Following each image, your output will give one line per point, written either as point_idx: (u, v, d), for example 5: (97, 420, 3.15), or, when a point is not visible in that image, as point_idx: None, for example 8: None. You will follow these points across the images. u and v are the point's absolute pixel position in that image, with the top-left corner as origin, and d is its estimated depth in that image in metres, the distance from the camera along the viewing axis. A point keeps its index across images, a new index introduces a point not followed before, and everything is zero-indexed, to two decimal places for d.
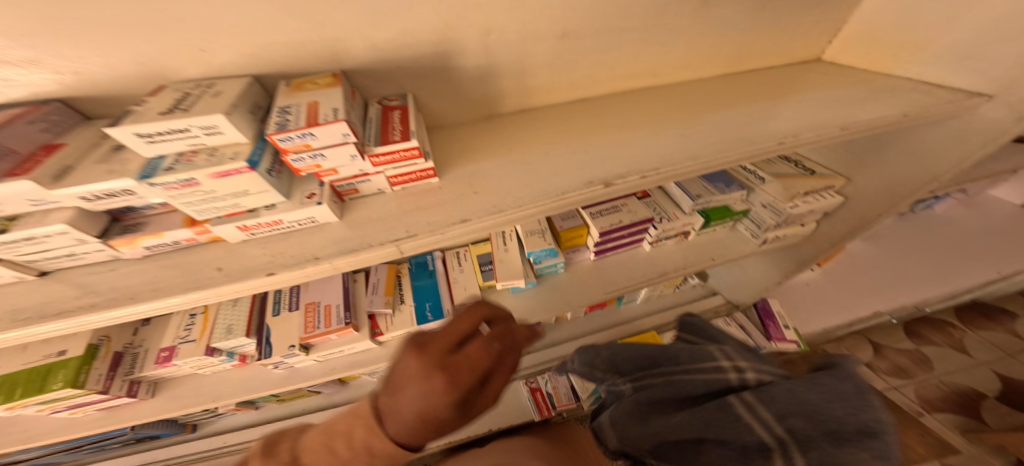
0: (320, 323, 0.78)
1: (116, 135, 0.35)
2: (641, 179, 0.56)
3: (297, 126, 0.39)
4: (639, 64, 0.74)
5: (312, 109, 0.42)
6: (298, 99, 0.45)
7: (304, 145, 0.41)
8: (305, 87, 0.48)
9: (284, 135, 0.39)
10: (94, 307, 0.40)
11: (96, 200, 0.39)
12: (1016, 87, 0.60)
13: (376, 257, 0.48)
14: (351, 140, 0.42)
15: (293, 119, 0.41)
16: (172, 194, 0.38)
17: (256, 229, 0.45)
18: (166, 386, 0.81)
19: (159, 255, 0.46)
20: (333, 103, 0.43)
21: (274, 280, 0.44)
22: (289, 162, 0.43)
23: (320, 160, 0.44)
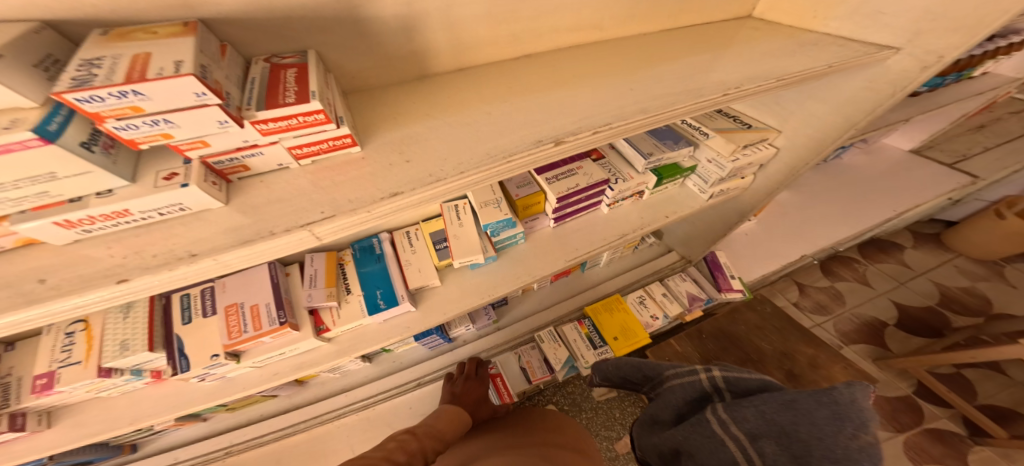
0: (248, 326, 0.66)
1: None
2: (592, 135, 0.52)
3: (109, 82, 0.26)
4: (580, 16, 0.67)
5: (139, 62, 0.29)
6: (117, 50, 0.30)
7: (130, 109, 0.28)
8: (132, 37, 0.33)
9: (87, 94, 0.26)
10: None
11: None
12: (922, 38, 0.63)
13: (285, 247, 0.39)
14: (213, 102, 0.31)
15: (105, 73, 0.27)
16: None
17: (89, 224, 0.32)
18: (66, 413, 0.65)
19: None
20: (177, 54, 0.31)
21: (130, 290, 0.32)
22: (114, 132, 0.30)
23: (168, 129, 0.31)
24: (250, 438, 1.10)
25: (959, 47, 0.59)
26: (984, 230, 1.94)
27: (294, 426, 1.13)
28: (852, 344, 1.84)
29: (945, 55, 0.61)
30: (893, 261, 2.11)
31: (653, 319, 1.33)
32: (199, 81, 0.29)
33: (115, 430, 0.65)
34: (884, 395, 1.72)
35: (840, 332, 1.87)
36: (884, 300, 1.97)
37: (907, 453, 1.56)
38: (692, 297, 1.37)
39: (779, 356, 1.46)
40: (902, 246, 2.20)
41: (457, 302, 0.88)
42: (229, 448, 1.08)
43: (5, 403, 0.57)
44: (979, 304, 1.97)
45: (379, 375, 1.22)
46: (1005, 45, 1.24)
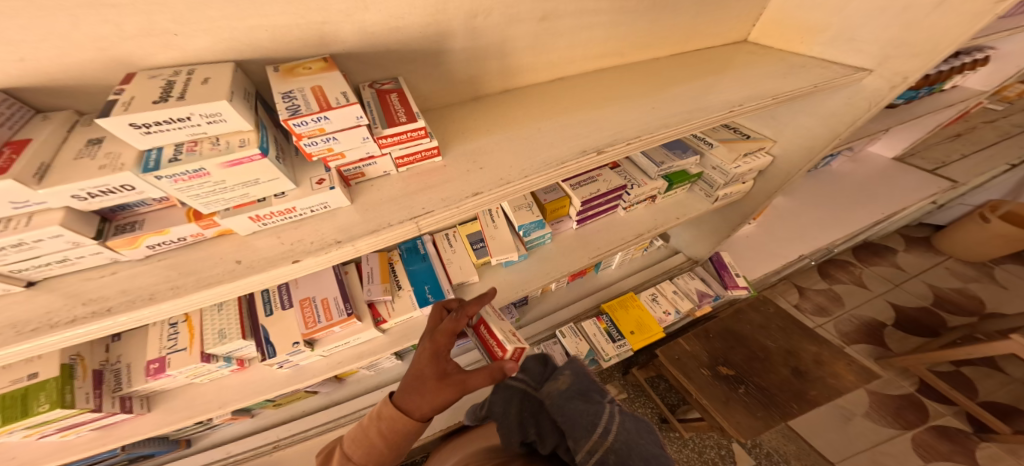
0: (322, 316, 0.75)
1: (108, 126, 0.32)
2: (627, 145, 0.62)
3: (311, 110, 0.38)
4: (604, 45, 0.79)
5: (320, 94, 0.41)
6: (297, 84, 0.43)
7: (318, 129, 0.40)
8: (297, 72, 0.46)
9: (299, 119, 0.38)
10: (112, 310, 0.36)
11: (88, 198, 0.34)
12: (888, 63, 0.75)
13: (396, 237, 0.49)
14: (364, 122, 0.43)
15: (302, 103, 0.39)
16: (178, 187, 0.36)
17: (267, 219, 0.43)
18: (162, 398, 0.73)
19: (163, 254, 0.41)
20: (339, 87, 0.43)
21: (299, 268, 0.43)
22: (301, 147, 0.42)
23: (332, 144, 0.43)
24: (295, 433, 1.17)
25: (918, 71, 0.72)
26: (971, 233, 2.07)
27: (335, 420, 1.20)
28: (854, 344, 1.93)
29: (909, 76, 0.73)
30: (886, 263, 2.23)
31: (665, 314, 1.42)
32: (362, 107, 0.41)
33: (202, 413, 0.72)
34: (886, 393, 1.81)
35: (841, 333, 1.96)
36: (880, 300, 2.08)
37: (915, 450, 1.64)
38: (700, 294, 1.47)
39: (784, 353, 1.55)
40: (894, 249, 2.32)
41: (494, 296, 0.97)
42: (277, 442, 1.16)
43: (118, 386, 0.64)
44: (969, 302, 2.08)
45: None
46: (968, 62, 1.40)
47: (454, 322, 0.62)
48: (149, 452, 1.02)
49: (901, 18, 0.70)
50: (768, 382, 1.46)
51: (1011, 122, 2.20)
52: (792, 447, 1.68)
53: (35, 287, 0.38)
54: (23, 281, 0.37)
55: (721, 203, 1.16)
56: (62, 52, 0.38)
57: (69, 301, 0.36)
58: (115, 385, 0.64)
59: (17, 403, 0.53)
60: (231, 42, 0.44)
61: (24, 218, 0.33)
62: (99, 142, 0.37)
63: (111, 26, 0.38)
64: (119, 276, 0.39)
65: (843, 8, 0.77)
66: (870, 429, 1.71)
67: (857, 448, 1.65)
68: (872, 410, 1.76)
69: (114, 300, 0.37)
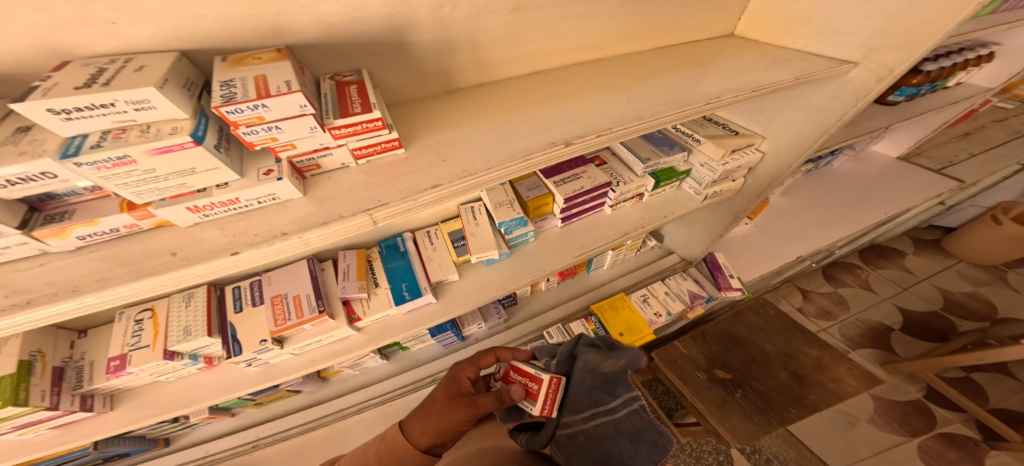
0: (292, 314, 0.73)
1: (23, 112, 0.30)
2: (597, 137, 0.60)
3: (247, 98, 0.37)
4: (582, 38, 0.77)
5: (261, 82, 0.40)
6: (241, 72, 0.41)
7: (256, 118, 0.39)
8: (246, 62, 0.44)
9: (233, 107, 0.36)
10: (31, 304, 0.34)
11: (9, 185, 0.33)
12: (873, 54, 0.72)
13: (348, 230, 0.47)
14: (309, 112, 0.41)
15: (240, 91, 0.38)
16: (103, 176, 0.34)
17: (208, 210, 0.42)
18: (127, 396, 0.72)
19: (96, 244, 0.40)
20: (284, 75, 0.41)
21: (239, 260, 0.41)
22: (241, 136, 0.41)
23: (276, 133, 0.42)
24: (274, 433, 1.17)
25: (904, 62, 0.68)
26: (982, 236, 2.01)
27: (317, 419, 1.20)
28: (858, 349, 1.88)
29: (895, 69, 0.70)
30: (894, 266, 2.17)
31: (656, 316, 1.39)
32: (304, 95, 0.39)
33: (168, 411, 0.71)
34: (891, 398, 1.75)
35: (845, 336, 1.91)
36: (887, 304, 2.02)
37: (920, 456, 1.59)
38: (693, 295, 1.44)
39: (782, 357, 1.51)
40: (902, 251, 2.26)
41: (475, 295, 0.95)
42: (257, 442, 1.15)
43: (79, 383, 0.63)
44: (980, 306, 2.01)
45: (396, 371, 1.30)
46: (972, 58, 1.35)
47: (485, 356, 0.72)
48: (124, 451, 1.03)
49: (885, 9, 0.67)
50: (765, 386, 1.42)
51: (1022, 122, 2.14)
52: (792, 453, 1.62)
53: None
54: None
55: (711, 201, 1.13)
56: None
57: None
58: (75, 383, 0.63)
59: None
60: (177, 32, 0.43)
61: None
62: (26, 129, 0.36)
63: (44, 13, 0.37)
64: (47, 267, 0.38)
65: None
66: (875, 435, 1.65)
67: (860, 456, 1.60)
68: (877, 416, 1.71)
69: (37, 292, 0.35)
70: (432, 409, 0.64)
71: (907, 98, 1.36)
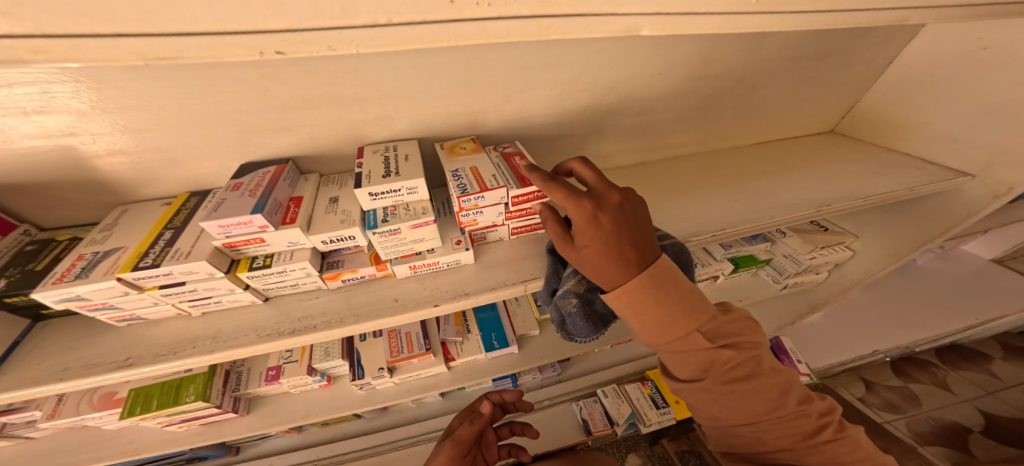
0: (404, 348, 0.83)
1: (358, 194, 0.45)
2: (710, 237, 0.67)
3: (473, 191, 0.49)
4: (690, 136, 0.88)
5: (477, 175, 0.52)
6: (460, 164, 0.55)
7: (473, 204, 0.50)
8: (458, 152, 0.58)
9: (466, 197, 0.48)
10: (316, 327, 0.46)
11: (328, 242, 0.45)
12: (994, 170, 0.75)
13: (507, 294, 0.56)
14: (503, 201, 0.52)
15: (466, 183, 0.50)
16: (380, 240, 0.47)
17: (419, 268, 0.53)
18: (261, 403, 0.83)
19: (349, 287, 0.51)
20: (489, 169, 0.53)
21: (436, 310, 0.51)
22: (457, 215, 0.53)
23: (477, 215, 0.53)
24: (334, 454, 1.27)
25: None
26: None
27: (373, 448, 1.29)
28: (928, 446, 1.49)
29: (1015, 188, 0.73)
30: None
31: None
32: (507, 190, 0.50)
33: (292, 422, 0.80)
34: None
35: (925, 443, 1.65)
36: None
37: None
38: None
39: None
40: None
41: (553, 350, 1.01)
42: (315, 461, 1.26)
43: (237, 387, 0.73)
44: None
45: (449, 409, 1.36)
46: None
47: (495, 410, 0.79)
48: (205, 454, 1.13)
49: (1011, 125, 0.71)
50: None
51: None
52: None
53: (269, 302, 0.49)
54: (264, 296, 0.48)
55: (789, 290, 1.14)
56: (321, 131, 0.55)
57: (280, 318, 0.46)
58: (235, 386, 0.73)
59: (172, 391, 0.64)
60: (419, 125, 0.59)
61: (287, 252, 0.45)
62: (337, 200, 0.49)
63: (363, 114, 0.54)
64: (319, 300, 0.49)
65: (942, 114, 0.80)
66: None
67: None
68: None
69: (320, 318, 0.47)
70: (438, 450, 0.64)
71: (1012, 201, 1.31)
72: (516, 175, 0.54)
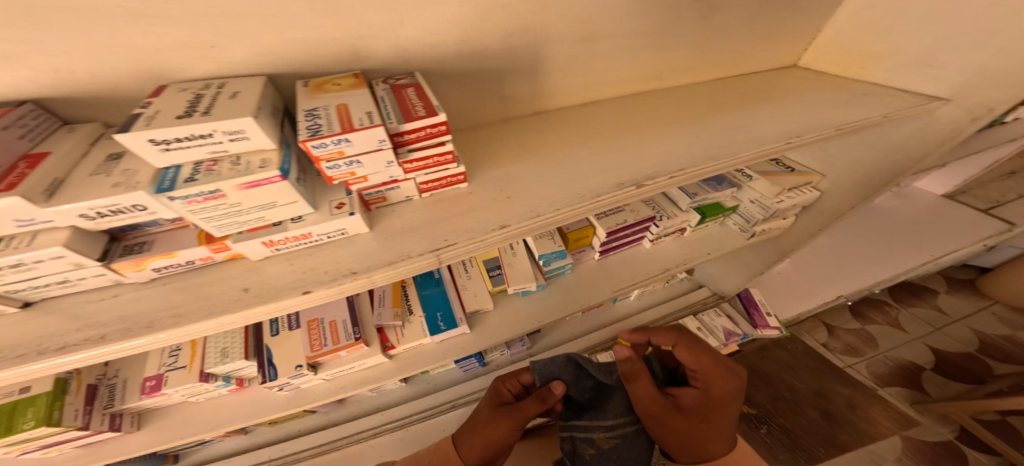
0: (328, 339, 0.71)
1: (126, 143, 0.28)
2: (669, 179, 0.57)
3: (332, 132, 0.33)
4: (643, 69, 0.75)
5: (343, 113, 0.35)
6: (324, 101, 0.37)
7: (337, 152, 0.35)
8: (326, 88, 0.41)
9: (319, 141, 0.32)
10: (105, 339, 0.32)
11: (97, 218, 0.31)
12: (971, 91, 0.65)
13: (415, 269, 0.43)
14: (388, 146, 0.37)
15: (325, 123, 0.34)
16: (191, 210, 0.31)
17: (281, 244, 0.38)
18: (154, 417, 0.72)
19: (171, 277, 0.38)
20: (365, 105, 0.37)
21: (309, 299, 0.37)
22: (321, 170, 0.37)
23: (356, 167, 0.37)
24: (287, 454, 1.19)
25: (1008, 102, 0.62)
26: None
27: (330, 443, 1.21)
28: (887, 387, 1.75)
29: (995, 108, 0.64)
30: (929, 306, 2.05)
31: None
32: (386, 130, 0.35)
33: (197, 435, 0.70)
34: (923, 439, 1.62)
35: (875, 375, 1.78)
36: (920, 344, 1.91)
37: None
38: (727, 333, 1.39)
39: None
40: (938, 291, 2.13)
41: (509, 326, 0.92)
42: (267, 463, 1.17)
43: (110, 403, 0.62)
44: None
45: (413, 394, 1.33)
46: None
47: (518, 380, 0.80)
48: None
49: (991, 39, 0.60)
50: (794, 425, 1.61)
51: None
52: None
53: (28, 309, 0.35)
54: (18, 302, 0.35)
55: (757, 239, 1.08)
56: (104, 62, 0.38)
57: (65, 324, 0.34)
58: (107, 402, 0.62)
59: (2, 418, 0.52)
60: (265, 56, 0.42)
61: (26, 236, 0.31)
62: (118, 158, 0.35)
63: (162, 38, 0.37)
64: (120, 299, 0.36)
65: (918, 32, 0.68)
66: None
67: None
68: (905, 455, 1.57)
69: (111, 326, 0.33)
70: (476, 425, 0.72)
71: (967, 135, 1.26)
72: (407, 112, 0.40)
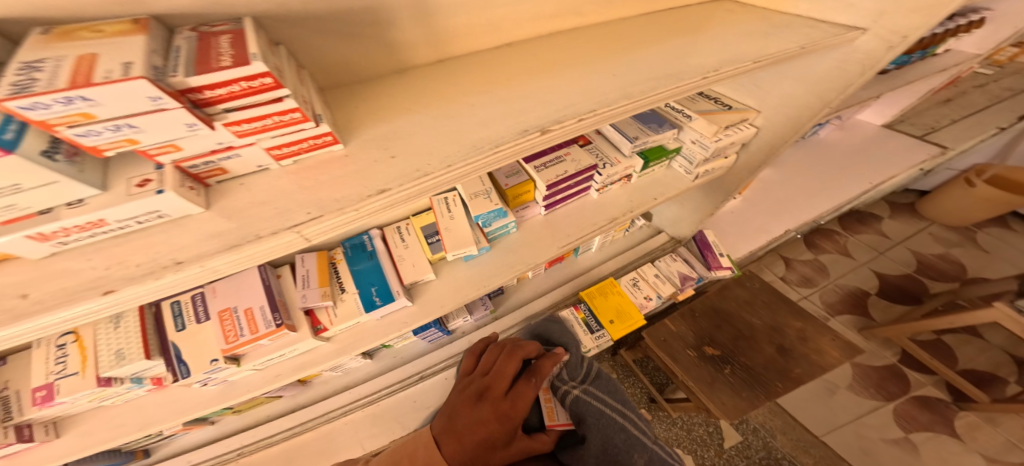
0: (244, 330, 0.67)
1: None
2: (578, 122, 0.52)
3: (51, 88, 0.23)
4: (556, 3, 0.66)
5: (85, 63, 0.25)
6: (60, 50, 0.26)
7: (80, 115, 0.25)
8: (76, 36, 0.28)
9: (27, 102, 0.23)
10: None
11: None
12: (885, 18, 0.62)
13: (271, 250, 0.38)
14: (172, 106, 0.28)
15: (46, 76, 0.24)
16: None
17: (66, 236, 0.31)
18: (72, 423, 0.69)
19: None
20: (124, 54, 0.27)
21: (119, 300, 0.32)
22: (73, 140, 0.27)
23: (131, 134, 0.29)
24: (260, 439, 1.19)
25: (922, 27, 0.59)
26: (955, 198, 2.01)
27: (301, 424, 1.22)
28: (837, 315, 1.92)
29: (909, 35, 0.61)
30: (873, 232, 2.19)
31: (646, 300, 1.38)
32: (155, 85, 0.26)
33: (124, 436, 0.68)
34: (871, 364, 1.82)
35: (825, 303, 1.95)
36: (865, 270, 2.05)
37: (896, 421, 1.67)
38: (683, 277, 1.42)
39: (769, 330, 1.53)
40: (879, 216, 2.26)
41: (454, 295, 0.90)
42: (241, 449, 1.18)
43: (6, 415, 0.60)
44: (957, 270, 2.05)
45: (380, 370, 1.32)
46: (965, 24, 1.17)
47: (529, 389, 0.60)
48: None
49: None
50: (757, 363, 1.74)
51: (1003, 86, 1.93)
52: (776, 422, 1.70)
53: None
54: None
55: (702, 180, 1.05)
56: None
57: None
58: (3, 415, 0.60)
59: None
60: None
61: None
62: None
63: None
64: None
65: None
66: (853, 402, 1.73)
67: (838, 423, 1.68)
68: (855, 382, 1.78)
69: None
70: (476, 419, 0.56)
71: (899, 67, 1.21)
72: (203, 63, 0.30)
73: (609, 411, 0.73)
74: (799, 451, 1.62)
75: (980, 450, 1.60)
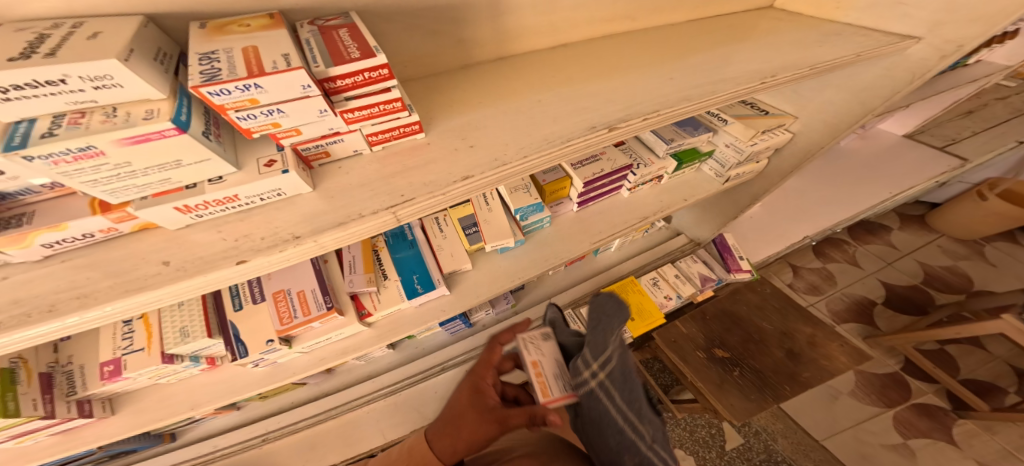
0: (297, 312, 0.68)
1: None
2: (643, 121, 0.54)
3: (235, 76, 0.27)
4: (614, 7, 0.68)
5: (251, 55, 0.29)
6: (223, 43, 0.31)
7: (248, 101, 0.29)
8: (229, 30, 0.33)
9: (217, 88, 0.27)
10: (47, 313, 0.29)
11: None
12: (941, 29, 0.64)
13: (368, 230, 0.40)
14: (315, 93, 0.31)
15: (225, 67, 0.28)
16: (63, 172, 0.27)
17: (201, 210, 0.35)
18: (125, 400, 0.70)
19: (68, 252, 0.34)
20: (278, 47, 0.31)
21: (247, 269, 0.34)
22: (232, 122, 0.31)
23: (278, 118, 0.32)
24: (283, 426, 1.20)
25: (979, 37, 0.61)
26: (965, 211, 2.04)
27: (325, 411, 1.24)
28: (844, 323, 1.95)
29: (965, 44, 0.62)
30: (881, 242, 2.22)
31: (666, 299, 1.40)
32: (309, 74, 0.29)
33: (175, 414, 0.69)
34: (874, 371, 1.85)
35: (832, 311, 1.98)
36: (872, 279, 2.09)
37: (896, 428, 1.70)
38: (703, 278, 1.45)
39: (779, 335, 1.56)
40: (888, 226, 2.30)
41: (490, 286, 0.92)
42: (265, 435, 1.19)
43: (72, 390, 0.60)
44: (963, 282, 2.09)
45: (401, 361, 1.34)
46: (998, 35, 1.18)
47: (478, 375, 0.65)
48: (130, 448, 1.03)
49: None
50: None
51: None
52: (780, 425, 1.73)
53: None
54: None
55: (731, 184, 1.08)
56: None
57: None
58: (67, 389, 0.60)
59: None
60: None
61: None
62: None
63: None
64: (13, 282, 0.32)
65: None
66: (858, 407, 1.76)
67: (842, 428, 1.72)
68: (857, 388, 1.82)
69: (18, 310, 0.30)
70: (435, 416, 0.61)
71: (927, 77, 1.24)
72: (337, 55, 0.33)
73: (613, 409, 0.54)
74: (800, 454, 1.65)
75: (976, 457, 1.63)
